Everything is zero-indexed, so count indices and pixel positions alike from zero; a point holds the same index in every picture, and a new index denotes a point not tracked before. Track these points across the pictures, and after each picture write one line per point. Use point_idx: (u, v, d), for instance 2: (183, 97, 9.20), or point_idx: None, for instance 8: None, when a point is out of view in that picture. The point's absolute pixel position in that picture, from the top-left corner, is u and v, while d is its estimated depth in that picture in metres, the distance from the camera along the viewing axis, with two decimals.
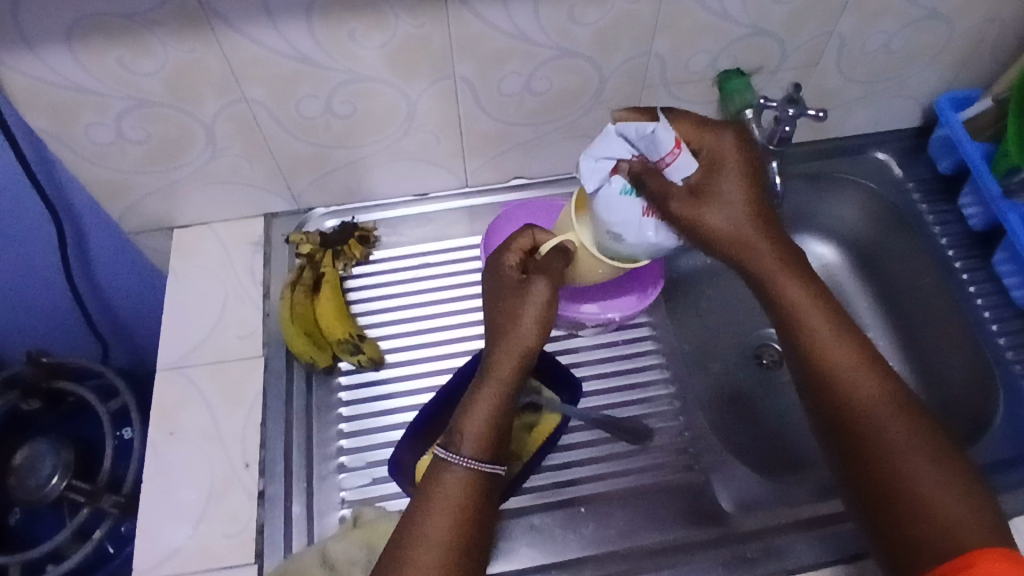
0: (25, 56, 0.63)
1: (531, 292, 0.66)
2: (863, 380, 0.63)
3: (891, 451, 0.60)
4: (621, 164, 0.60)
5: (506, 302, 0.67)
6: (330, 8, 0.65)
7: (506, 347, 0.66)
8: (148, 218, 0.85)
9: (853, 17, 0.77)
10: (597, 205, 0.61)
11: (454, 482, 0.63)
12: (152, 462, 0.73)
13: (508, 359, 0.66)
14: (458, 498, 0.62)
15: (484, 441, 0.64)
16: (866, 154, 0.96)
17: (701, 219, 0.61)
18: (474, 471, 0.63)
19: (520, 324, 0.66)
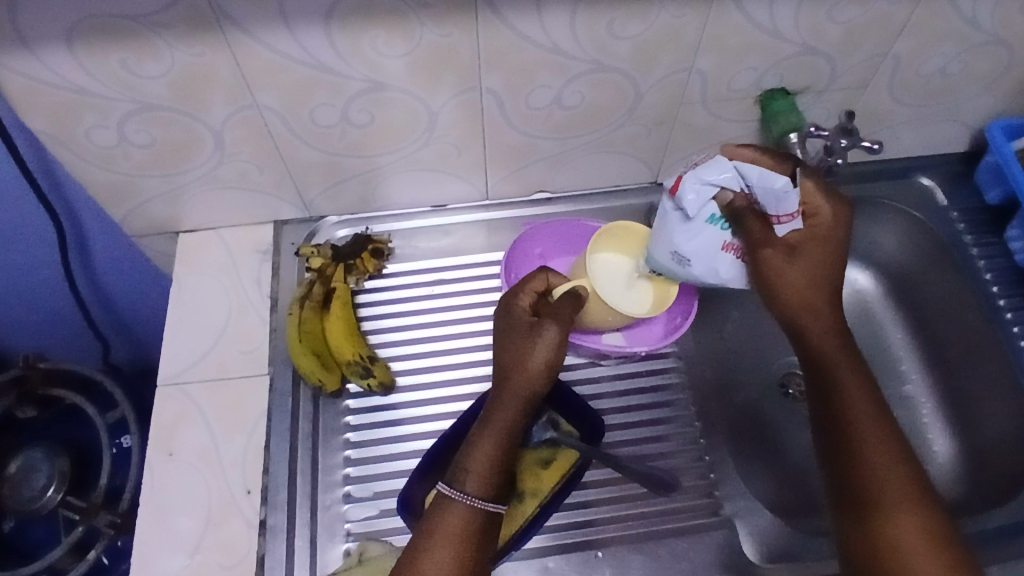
0: (21, 56, 0.59)
1: (540, 333, 0.63)
2: (859, 421, 0.65)
3: (873, 492, 0.62)
4: (721, 194, 0.63)
5: (514, 341, 0.64)
6: (351, 15, 0.60)
7: (512, 385, 0.63)
8: (152, 221, 0.81)
9: (911, 38, 0.71)
10: (681, 226, 0.63)
11: (451, 519, 0.59)
12: (148, 484, 0.70)
13: (514, 400, 0.62)
14: (454, 536, 0.59)
15: (486, 479, 0.61)
16: (911, 178, 0.90)
17: (781, 278, 0.64)
18: (474, 509, 0.60)
19: (525, 365, 0.62)
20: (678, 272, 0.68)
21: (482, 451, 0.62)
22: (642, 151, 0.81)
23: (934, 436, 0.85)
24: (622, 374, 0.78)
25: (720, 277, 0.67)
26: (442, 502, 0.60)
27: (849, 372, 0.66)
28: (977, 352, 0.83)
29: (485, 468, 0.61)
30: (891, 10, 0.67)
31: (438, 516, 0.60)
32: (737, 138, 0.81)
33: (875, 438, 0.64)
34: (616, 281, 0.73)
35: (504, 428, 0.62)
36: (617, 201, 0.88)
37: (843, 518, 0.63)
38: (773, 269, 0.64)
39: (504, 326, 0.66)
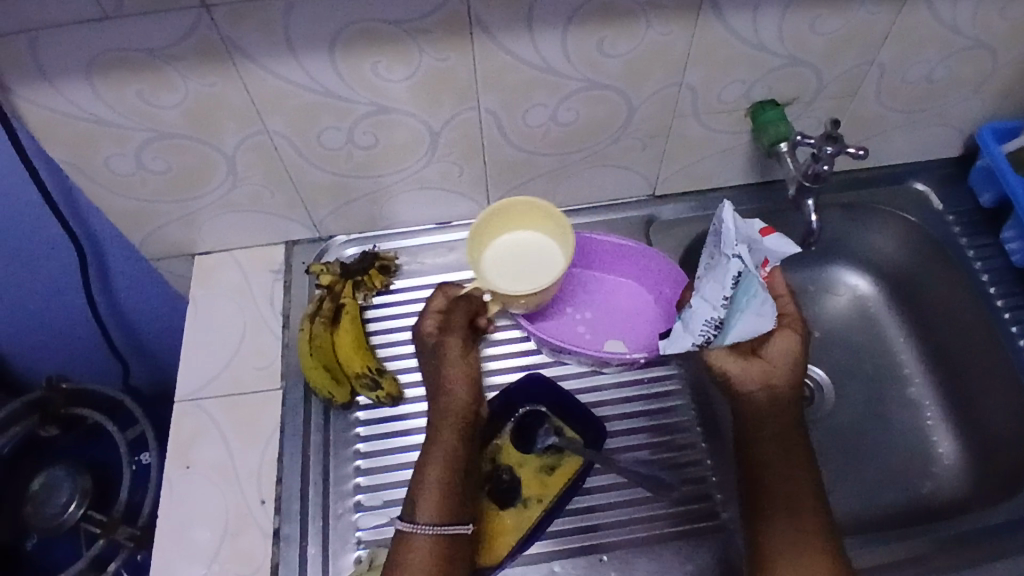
0: (45, 90, 0.63)
1: (445, 349, 0.72)
2: (791, 471, 0.67)
3: (795, 508, 0.66)
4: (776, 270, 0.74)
5: (431, 369, 0.72)
6: (352, 43, 0.63)
7: (443, 408, 0.69)
8: (169, 245, 0.85)
9: (893, 47, 0.74)
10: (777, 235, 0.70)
11: (419, 550, 0.63)
12: (167, 496, 0.72)
13: (445, 423, 0.69)
14: (425, 564, 0.62)
15: (440, 502, 0.65)
16: (905, 183, 0.92)
17: (801, 362, 0.71)
18: (439, 535, 0.64)
19: (445, 385, 0.70)
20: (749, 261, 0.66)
21: (432, 478, 0.66)
22: (639, 164, 0.84)
23: (938, 437, 0.85)
24: (625, 381, 0.80)
25: (762, 298, 0.67)
26: (406, 537, 0.64)
27: (785, 411, 0.70)
28: (977, 373, 0.84)
29: (440, 491, 0.66)
30: (873, 19, 0.70)
31: (407, 548, 0.64)
32: (731, 148, 0.83)
33: (806, 488, 0.67)
34: (517, 263, 0.74)
35: (446, 447, 0.68)
36: (616, 213, 0.90)
37: (756, 509, 0.67)
38: (803, 350, 0.71)
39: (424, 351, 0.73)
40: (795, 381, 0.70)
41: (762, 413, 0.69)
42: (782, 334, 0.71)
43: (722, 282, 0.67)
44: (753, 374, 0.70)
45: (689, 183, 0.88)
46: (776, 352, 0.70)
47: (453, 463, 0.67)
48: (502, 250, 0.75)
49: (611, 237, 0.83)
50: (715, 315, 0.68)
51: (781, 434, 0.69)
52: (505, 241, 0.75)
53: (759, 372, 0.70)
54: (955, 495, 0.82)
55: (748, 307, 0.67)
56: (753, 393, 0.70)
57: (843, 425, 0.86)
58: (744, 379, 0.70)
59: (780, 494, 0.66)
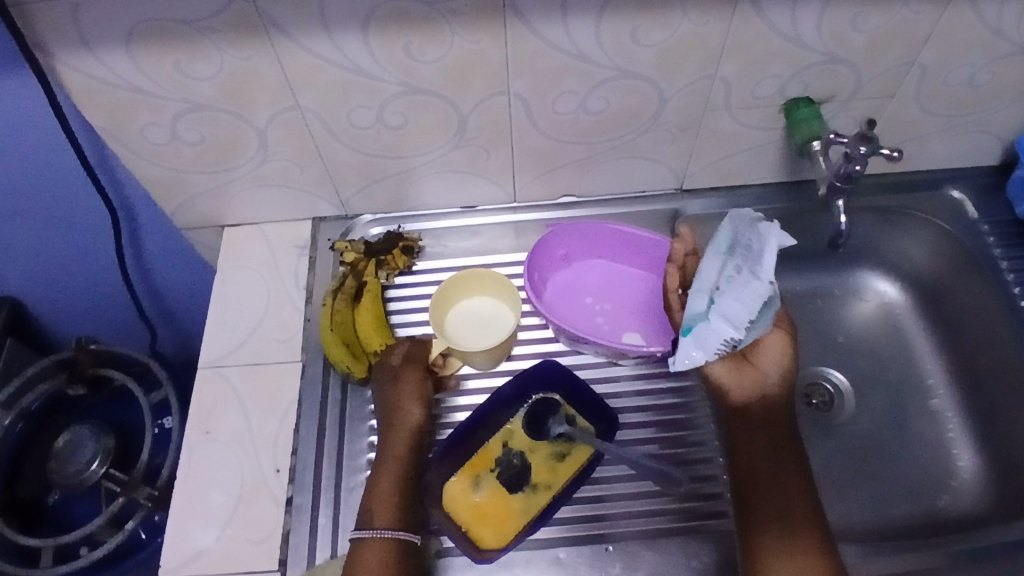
0: (86, 56, 0.64)
1: (403, 376, 0.75)
2: (783, 475, 0.67)
3: (787, 510, 0.65)
4: None
5: (385, 393, 0.74)
6: (386, 23, 0.63)
7: (397, 426, 0.72)
8: (200, 215, 0.86)
9: (935, 49, 0.72)
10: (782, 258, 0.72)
11: (374, 553, 0.64)
12: (186, 459, 0.74)
13: (399, 440, 0.71)
14: (380, 568, 0.64)
15: (391, 511, 0.67)
16: (940, 190, 0.90)
17: (791, 364, 0.74)
18: (392, 540, 0.65)
19: (401, 406, 0.73)
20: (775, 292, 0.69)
21: (384, 488, 0.68)
22: (668, 157, 0.83)
23: (959, 450, 0.84)
24: (641, 376, 0.80)
25: (769, 319, 0.70)
26: (359, 545, 0.65)
27: (780, 417, 0.71)
28: (1004, 386, 0.82)
29: (388, 503, 0.68)
30: (916, 19, 0.68)
31: (361, 550, 0.65)
32: (763, 145, 0.82)
33: (796, 492, 0.66)
34: (475, 326, 0.79)
35: (398, 462, 0.70)
36: (642, 206, 0.89)
37: (747, 509, 0.66)
38: (793, 356, 0.74)
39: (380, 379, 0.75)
40: (785, 386, 0.73)
41: (753, 419, 0.71)
42: (773, 338, 0.74)
43: (749, 306, 0.68)
44: (746, 384, 0.73)
45: (718, 179, 0.88)
46: (767, 356, 0.74)
47: (406, 476, 0.69)
48: (460, 321, 0.79)
49: (634, 230, 0.83)
50: (736, 337, 0.68)
51: (774, 441, 0.70)
52: (456, 312, 0.80)
53: (749, 380, 0.73)
54: (973, 510, 0.80)
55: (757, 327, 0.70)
56: (745, 401, 0.73)
57: (862, 432, 0.85)
58: (735, 388, 0.73)
59: (772, 496, 0.66)
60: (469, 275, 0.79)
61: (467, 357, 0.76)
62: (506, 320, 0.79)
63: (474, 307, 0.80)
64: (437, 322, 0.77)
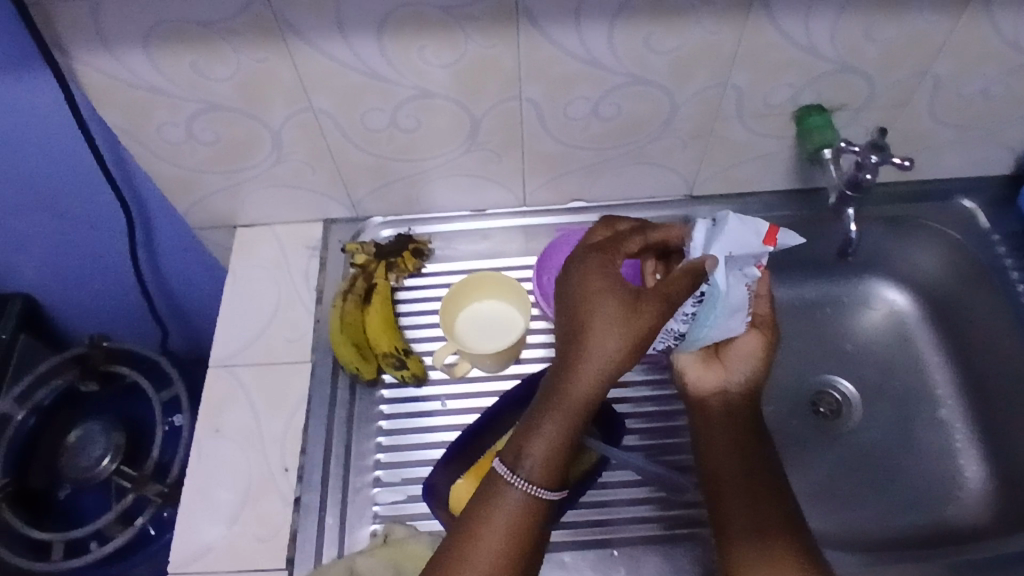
0: (105, 56, 0.65)
1: (608, 310, 0.59)
2: (754, 479, 0.65)
3: (760, 515, 0.63)
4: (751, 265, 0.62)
5: (585, 310, 0.59)
6: (401, 27, 0.64)
7: (583, 368, 0.58)
8: (213, 215, 0.87)
9: (948, 59, 0.72)
10: (751, 250, 0.60)
11: (506, 505, 0.59)
12: (195, 456, 0.75)
13: (586, 386, 0.59)
14: (506, 524, 0.58)
15: (546, 467, 0.59)
16: (952, 201, 0.90)
17: (762, 364, 0.70)
18: (532, 497, 0.59)
19: (591, 343, 0.58)
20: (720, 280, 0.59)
21: (546, 438, 0.59)
22: (679, 163, 0.83)
23: (966, 462, 0.83)
24: (649, 382, 0.80)
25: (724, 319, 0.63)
26: (502, 484, 0.59)
27: (747, 419, 0.69)
28: (1013, 397, 0.82)
29: (544, 460, 0.59)
30: (928, 29, 0.68)
31: (495, 496, 0.59)
32: (774, 153, 0.82)
33: (770, 498, 0.64)
34: (484, 330, 0.79)
35: (571, 409, 0.59)
36: (652, 211, 0.89)
37: (721, 517, 0.65)
38: (765, 361, 0.70)
39: (596, 282, 0.60)
40: (750, 388, 0.70)
41: (717, 417, 0.70)
42: (747, 337, 0.70)
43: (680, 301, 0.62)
44: (708, 380, 0.71)
45: (728, 186, 0.88)
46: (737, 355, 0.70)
47: (572, 431, 0.59)
48: (469, 325, 0.79)
49: None
50: (678, 327, 0.64)
51: (739, 442, 0.68)
52: (466, 316, 0.80)
53: (713, 377, 0.71)
54: (981, 522, 0.79)
55: (712, 324, 0.64)
56: (712, 397, 0.71)
57: (870, 441, 0.85)
58: (699, 382, 0.72)
59: (744, 501, 0.64)
60: (474, 278, 0.79)
61: (475, 360, 0.76)
62: (515, 321, 0.79)
63: (482, 311, 0.80)
64: (446, 326, 0.77)
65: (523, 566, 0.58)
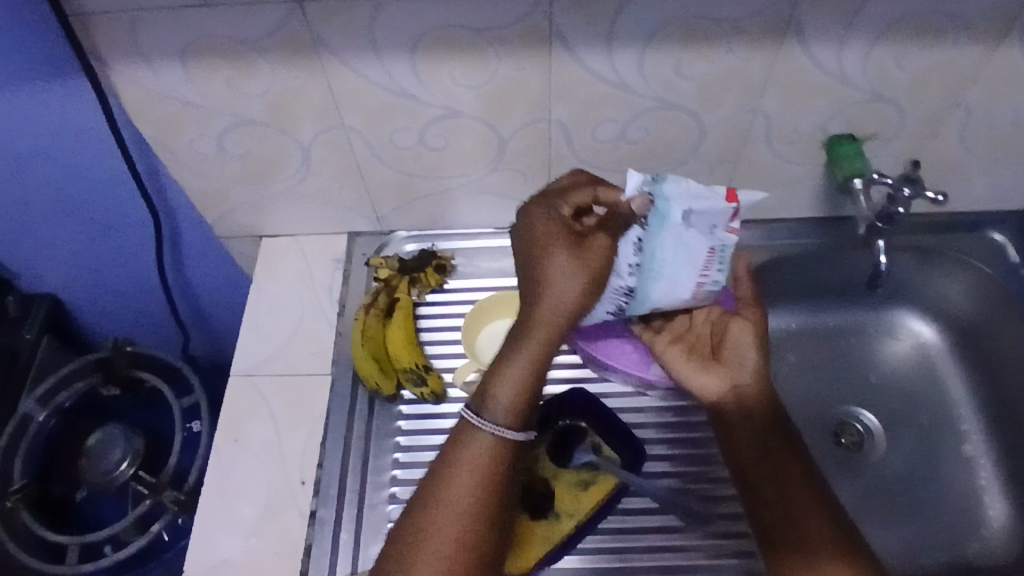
0: (142, 70, 0.66)
1: (558, 253, 0.63)
2: (779, 472, 0.68)
3: (790, 508, 0.66)
4: (707, 221, 0.61)
5: (538, 256, 0.64)
6: (433, 47, 0.64)
7: (543, 311, 0.63)
8: (240, 226, 0.88)
9: (982, 91, 0.71)
10: (700, 205, 0.59)
11: (476, 450, 0.61)
12: (214, 465, 0.75)
13: (547, 326, 0.63)
14: (478, 468, 0.60)
15: (515, 407, 0.62)
16: (980, 233, 0.88)
17: (759, 342, 0.73)
18: (503, 439, 0.61)
19: (548, 287, 0.63)
20: (673, 218, 0.60)
21: (512, 379, 0.63)
22: (704, 188, 0.83)
23: (990, 498, 0.81)
24: (669, 407, 0.79)
25: (668, 266, 0.64)
26: (472, 431, 0.61)
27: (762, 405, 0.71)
28: None
29: (511, 402, 0.62)
30: (963, 61, 0.67)
31: (464, 444, 0.61)
32: (801, 181, 0.82)
33: (796, 488, 0.67)
34: None
35: (536, 349, 0.63)
36: None
37: (756, 516, 0.67)
38: (759, 340, 0.73)
39: (540, 231, 0.65)
40: (757, 373, 0.72)
41: (733, 412, 0.71)
42: (739, 323, 0.73)
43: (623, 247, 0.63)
44: (716, 381, 0.72)
45: (754, 212, 0.87)
46: (737, 345, 0.73)
47: (537, 370, 0.63)
48: (490, 345, 0.79)
49: None
50: (625, 282, 0.65)
51: (759, 433, 0.70)
52: (487, 337, 0.80)
53: (719, 378, 0.72)
54: (1006, 562, 0.77)
55: (660, 274, 0.65)
56: (724, 402, 0.72)
57: (892, 474, 0.83)
58: (708, 388, 0.73)
59: (772, 497, 0.67)
60: (495, 300, 0.80)
61: None
62: None
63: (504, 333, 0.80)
64: (466, 341, 0.78)
65: (498, 506, 0.60)
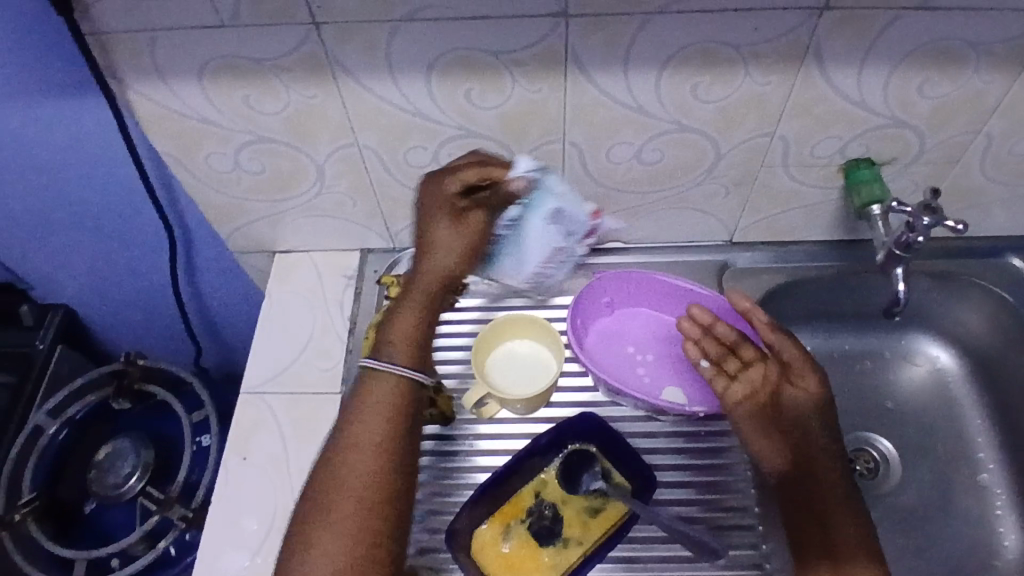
0: (160, 88, 0.67)
1: (442, 223, 0.71)
2: (819, 480, 0.71)
3: (826, 514, 0.70)
4: (569, 224, 0.77)
5: (432, 222, 0.71)
6: (449, 69, 0.64)
7: (427, 267, 0.72)
8: (254, 240, 0.88)
9: (1004, 119, 0.70)
10: (572, 214, 0.76)
11: (377, 391, 0.67)
12: (222, 482, 0.75)
13: (432, 282, 0.72)
14: (377, 408, 0.66)
15: (408, 351, 0.69)
16: (1001, 259, 0.86)
17: (819, 407, 0.74)
18: (402, 378, 0.68)
19: (438, 250, 0.72)
20: (545, 210, 0.74)
21: (405, 326, 0.70)
22: (720, 210, 0.82)
23: (1006, 529, 0.80)
24: (681, 432, 0.78)
25: (518, 243, 0.76)
26: (373, 373, 0.68)
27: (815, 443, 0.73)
28: None
29: (404, 347, 0.69)
30: (984, 88, 0.66)
31: (369, 387, 0.68)
32: (818, 205, 0.81)
33: (834, 494, 0.71)
34: (515, 372, 0.78)
35: (418, 299, 0.71)
36: (690, 256, 0.89)
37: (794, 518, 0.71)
38: (822, 408, 0.74)
39: (429, 207, 0.71)
40: (824, 435, 0.74)
41: (800, 478, 0.72)
42: (790, 391, 0.74)
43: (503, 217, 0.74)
44: (782, 451, 0.73)
45: (770, 234, 0.86)
46: (791, 414, 0.74)
47: (426, 317, 0.71)
48: (502, 365, 0.78)
49: (686, 284, 0.82)
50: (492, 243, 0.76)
51: (807, 462, 0.72)
52: (499, 356, 0.79)
53: (784, 449, 0.73)
54: None
55: (513, 244, 0.76)
56: (790, 461, 0.72)
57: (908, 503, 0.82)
58: (773, 459, 0.73)
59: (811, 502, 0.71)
60: (509, 320, 0.79)
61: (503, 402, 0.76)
62: (547, 368, 0.78)
63: (516, 353, 0.79)
64: (476, 363, 0.77)
65: (401, 442, 0.66)
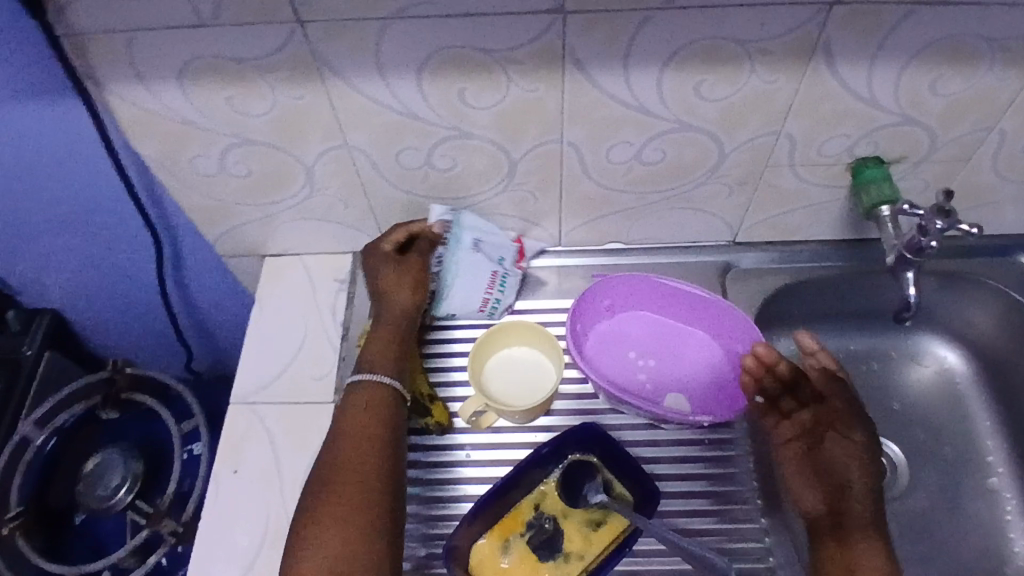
0: (140, 90, 0.64)
1: (384, 269, 0.77)
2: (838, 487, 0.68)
3: (843, 518, 0.67)
4: (495, 250, 0.80)
5: (381, 272, 0.77)
6: (442, 68, 0.62)
7: (389, 303, 0.77)
8: (243, 243, 0.86)
9: (1018, 116, 0.67)
10: (493, 239, 0.79)
11: (359, 405, 0.70)
12: (212, 497, 0.73)
13: (397, 314, 0.76)
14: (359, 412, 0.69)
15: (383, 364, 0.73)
16: (1013, 257, 0.84)
17: (868, 460, 0.69)
18: (376, 389, 0.71)
19: (390, 291, 0.77)
20: (464, 242, 0.78)
21: (374, 353, 0.74)
22: (723, 210, 0.80)
23: (1016, 535, 0.79)
24: (684, 440, 0.76)
25: (454, 278, 0.78)
26: (353, 392, 0.71)
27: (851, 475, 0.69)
28: None
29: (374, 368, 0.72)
30: (999, 85, 0.64)
31: (350, 401, 0.71)
32: (824, 203, 0.78)
33: (852, 499, 0.68)
34: (513, 382, 0.76)
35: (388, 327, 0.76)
36: (692, 256, 0.86)
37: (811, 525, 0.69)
38: (870, 461, 0.69)
39: (372, 263, 0.78)
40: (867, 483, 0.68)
41: (835, 519, 0.68)
42: (833, 438, 0.70)
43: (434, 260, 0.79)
44: (818, 497, 0.69)
45: (774, 234, 0.84)
46: (833, 462, 0.70)
47: (396, 341, 0.75)
48: (499, 374, 0.76)
49: (689, 288, 0.79)
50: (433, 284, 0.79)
51: (837, 486, 0.68)
52: (496, 364, 0.77)
53: (821, 493, 0.69)
54: None
55: (450, 279, 0.78)
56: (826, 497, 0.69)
57: (916, 509, 0.80)
58: (806, 501, 0.70)
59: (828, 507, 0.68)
60: (507, 326, 0.76)
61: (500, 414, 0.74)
62: (546, 378, 0.76)
63: (513, 360, 0.77)
64: (472, 374, 0.75)
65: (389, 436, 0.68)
